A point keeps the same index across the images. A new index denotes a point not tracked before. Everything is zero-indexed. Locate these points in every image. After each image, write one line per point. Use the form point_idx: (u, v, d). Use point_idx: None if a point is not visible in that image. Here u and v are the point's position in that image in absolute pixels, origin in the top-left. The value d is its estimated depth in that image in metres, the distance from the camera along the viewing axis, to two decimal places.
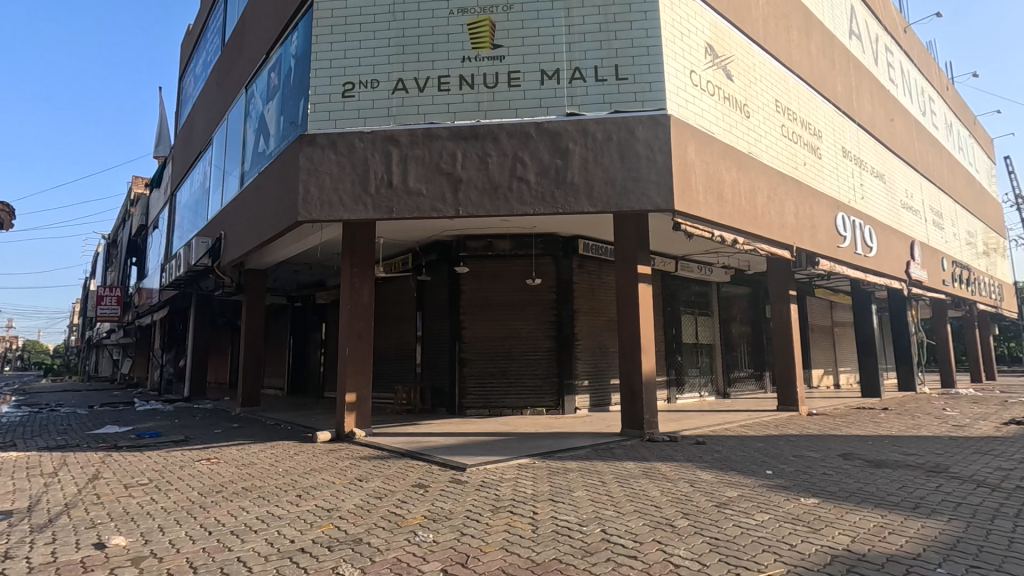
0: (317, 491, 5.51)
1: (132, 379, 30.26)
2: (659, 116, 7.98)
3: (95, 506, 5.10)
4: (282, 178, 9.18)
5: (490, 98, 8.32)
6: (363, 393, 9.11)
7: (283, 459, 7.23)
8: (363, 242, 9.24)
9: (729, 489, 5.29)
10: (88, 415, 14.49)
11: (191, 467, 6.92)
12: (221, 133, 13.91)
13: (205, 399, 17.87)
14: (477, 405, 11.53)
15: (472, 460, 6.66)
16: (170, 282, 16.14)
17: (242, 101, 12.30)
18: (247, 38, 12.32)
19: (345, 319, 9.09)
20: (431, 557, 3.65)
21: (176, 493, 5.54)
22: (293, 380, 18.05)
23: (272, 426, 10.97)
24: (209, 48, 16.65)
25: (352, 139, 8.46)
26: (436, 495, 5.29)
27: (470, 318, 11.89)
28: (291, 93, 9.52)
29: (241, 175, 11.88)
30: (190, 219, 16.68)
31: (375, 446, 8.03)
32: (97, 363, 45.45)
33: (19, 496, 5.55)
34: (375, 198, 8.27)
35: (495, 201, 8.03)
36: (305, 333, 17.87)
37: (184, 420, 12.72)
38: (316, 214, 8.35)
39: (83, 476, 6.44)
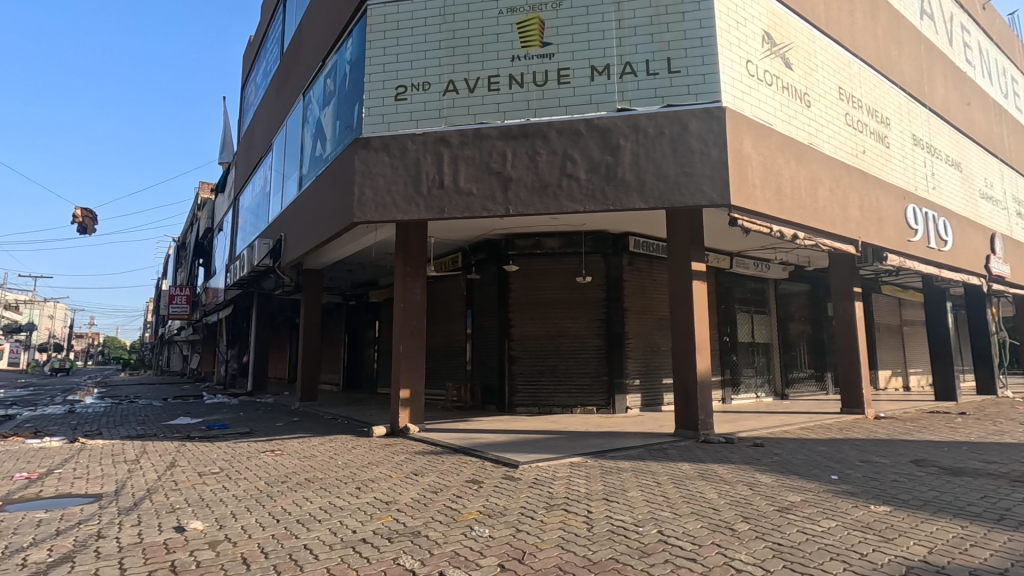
0: (375, 483, 5.70)
1: (200, 374, 32.07)
2: (713, 109, 7.76)
3: (173, 492, 5.47)
4: (338, 181, 9.49)
5: (539, 97, 8.32)
6: (416, 390, 9.30)
7: (342, 452, 7.50)
8: (416, 243, 9.43)
9: (792, 493, 5.10)
10: (162, 407, 15.44)
11: (257, 458, 7.29)
12: (280, 139, 14.50)
13: (267, 394, 18.73)
14: (527, 402, 11.60)
15: (525, 457, 6.69)
16: (235, 282, 16.94)
17: (300, 107, 12.77)
18: (304, 47, 12.78)
19: (398, 318, 9.31)
20: (488, 551, 3.71)
21: (245, 483, 5.85)
22: (348, 376, 18.64)
23: (330, 421, 11.36)
24: (269, 57, 17.40)
25: (404, 141, 8.66)
26: (490, 490, 5.37)
27: (520, 316, 11.95)
28: (346, 98, 9.82)
29: (299, 179, 12.36)
30: (252, 222, 17.49)
31: (428, 441, 8.20)
32: (168, 358, 48.49)
33: (107, 480, 6.01)
34: (427, 199, 8.44)
35: (544, 199, 8.03)
36: (359, 330, 18.44)
37: (249, 413, 13.37)
38: (371, 215, 8.60)
39: (162, 464, 6.90)
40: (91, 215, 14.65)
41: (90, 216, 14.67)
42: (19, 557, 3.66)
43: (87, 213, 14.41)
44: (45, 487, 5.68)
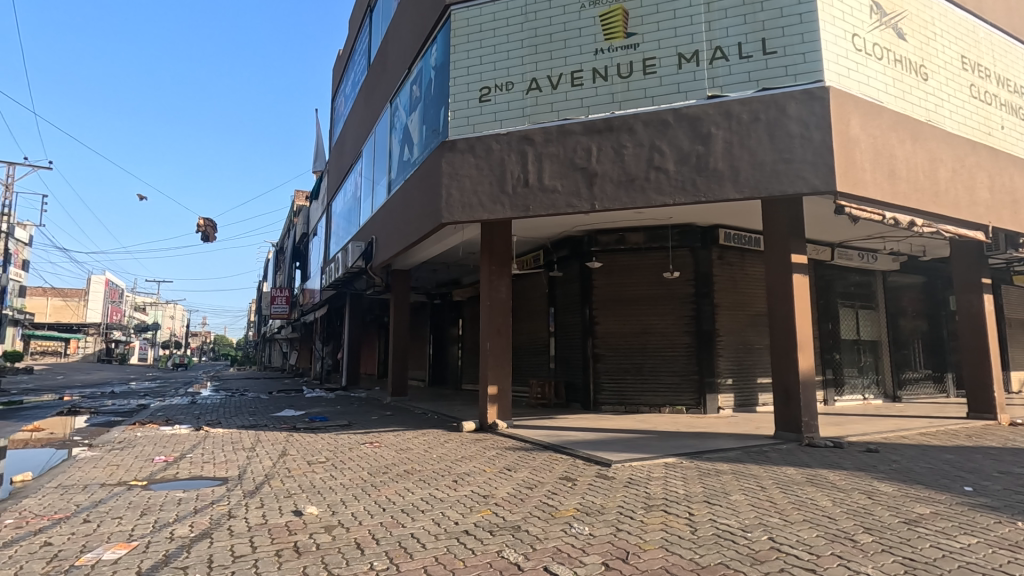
0: (471, 477, 5.84)
1: (299, 369, 34.42)
2: (814, 89, 7.22)
3: (289, 478, 5.91)
4: (425, 183, 9.82)
5: (624, 89, 8.15)
6: (504, 386, 9.42)
7: (435, 445, 7.76)
8: (500, 241, 9.56)
9: (919, 505, 4.65)
10: (269, 399, 16.73)
11: (358, 449, 7.73)
12: (369, 146, 15.22)
13: (359, 389, 19.76)
14: (612, 401, 11.44)
15: (617, 456, 6.60)
16: (330, 284, 18.00)
17: (388, 115, 13.34)
18: (390, 57, 13.33)
19: (485, 315, 9.48)
20: (591, 549, 3.69)
21: (350, 472, 6.21)
22: (434, 372, 19.27)
23: (420, 415, 11.80)
24: (357, 68, 18.29)
25: (488, 141, 8.79)
26: (584, 488, 5.33)
27: (604, 313, 11.79)
28: (432, 103, 10.13)
29: (389, 183, 12.91)
30: (344, 227, 18.50)
31: (517, 437, 8.30)
32: (270, 354, 52.44)
33: (231, 465, 6.62)
34: (512, 197, 8.52)
35: (631, 193, 7.87)
36: (444, 328, 19.00)
37: (345, 407, 14.20)
38: (458, 215, 8.82)
39: (275, 452, 7.49)
40: (210, 224, 16.18)
41: (209, 225, 16.23)
42: (168, 531, 4.10)
43: (207, 223, 15.89)
44: (181, 469, 6.35)
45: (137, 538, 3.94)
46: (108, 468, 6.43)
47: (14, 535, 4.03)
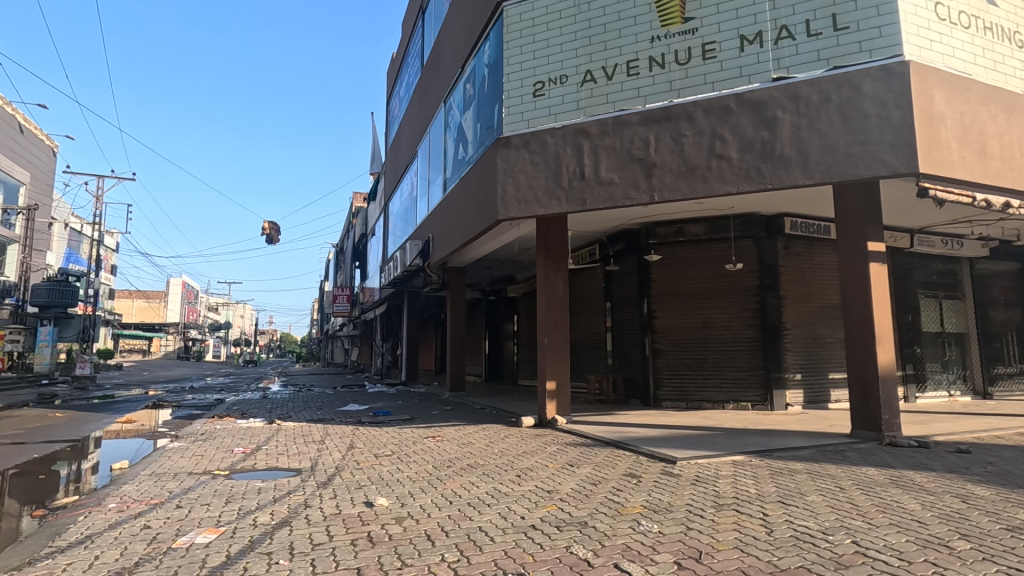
0: (534, 472, 5.85)
1: (360, 365, 35.62)
2: (892, 65, 6.74)
3: (358, 470, 6.13)
4: (481, 180, 9.90)
5: (682, 76, 7.92)
6: (563, 382, 9.37)
7: (496, 440, 7.84)
8: (557, 236, 9.51)
9: (1022, 510, 4.28)
10: (334, 394, 17.39)
11: (421, 442, 7.92)
12: (424, 146, 15.54)
13: (418, 384, 20.24)
14: (673, 397, 11.19)
15: (682, 453, 6.44)
16: (388, 282, 18.50)
17: (442, 114, 13.55)
18: (443, 57, 13.52)
19: (542, 311, 9.47)
20: (662, 548, 3.61)
21: (416, 465, 6.37)
22: (490, 368, 19.46)
23: (479, 410, 11.95)
24: (411, 70, 18.66)
25: (543, 136, 8.76)
26: (650, 486, 5.23)
27: (662, 307, 11.53)
28: (485, 101, 10.19)
29: (444, 182, 13.12)
30: (401, 226, 18.97)
31: (577, 432, 8.26)
32: (332, 351, 54.60)
33: (304, 457, 6.94)
34: (568, 191, 8.46)
35: (692, 183, 7.64)
36: (499, 324, 19.16)
37: (406, 401, 14.58)
38: (514, 211, 8.84)
39: (344, 445, 7.80)
40: (275, 227, 17.01)
41: (275, 228, 17.06)
42: (251, 518, 4.34)
43: (272, 226, 16.69)
44: (259, 460, 6.71)
45: (225, 524, 4.19)
46: (194, 458, 6.88)
47: (117, 518, 4.38)
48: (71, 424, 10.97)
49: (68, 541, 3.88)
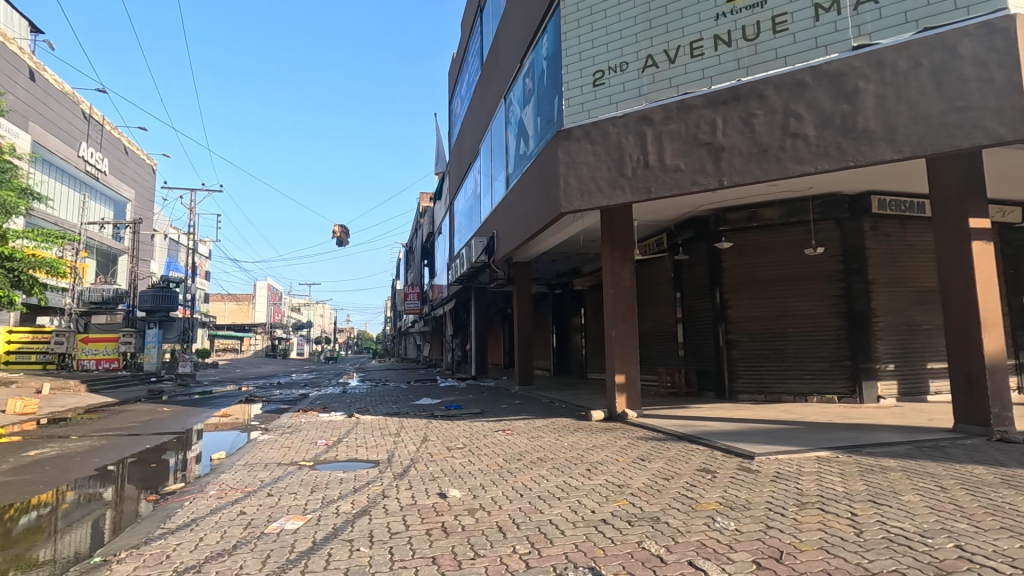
0: (604, 466, 5.80)
1: (432, 360, 36.64)
2: (993, 20, 6.07)
3: (432, 462, 6.34)
4: (542, 174, 9.88)
5: (751, 52, 7.55)
6: (632, 375, 9.19)
7: (566, 434, 7.83)
8: (622, 226, 9.34)
9: None
10: (407, 389, 18.00)
11: (492, 436, 8.06)
12: (486, 144, 15.68)
13: (488, 378, 20.57)
14: (750, 390, 10.74)
15: (761, 448, 6.16)
16: (456, 279, 18.88)
17: (502, 111, 13.62)
18: (502, 53, 13.57)
19: (609, 303, 9.35)
20: (739, 546, 3.49)
21: (487, 458, 6.50)
22: (558, 362, 19.45)
23: (548, 404, 11.97)
24: (471, 68, 18.88)
25: (604, 126, 8.61)
26: (726, 481, 5.05)
27: (736, 296, 11.05)
28: (545, 94, 10.14)
29: (507, 177, 13.20)
30: (466, 223, 19.27)
31: (648, 426, 8.10)
32: (405, 347, 56.49)
33: (381, 449, 7.26)
34: (632, 180, 8.29)
35: (764, 165, 7.27)
36: (566, 318, 19.07)
37: (476, 395, 14.88)
38: (577, 204, 8.77)
39: (418, 438, 8.07)
40: (345, 229, 17.83)
41: (345, 230, 17.89)
42: (334, 506, 4.60)
43: (343, 228, 17.48)
44: (340, 452, 7.08)
45: (311, 511, 4.47)
46: (282, 450, 7.36)
47: (218, 504, 4.78)
48: (176, 417, 12.08)
49: (176, 524, 4.28)
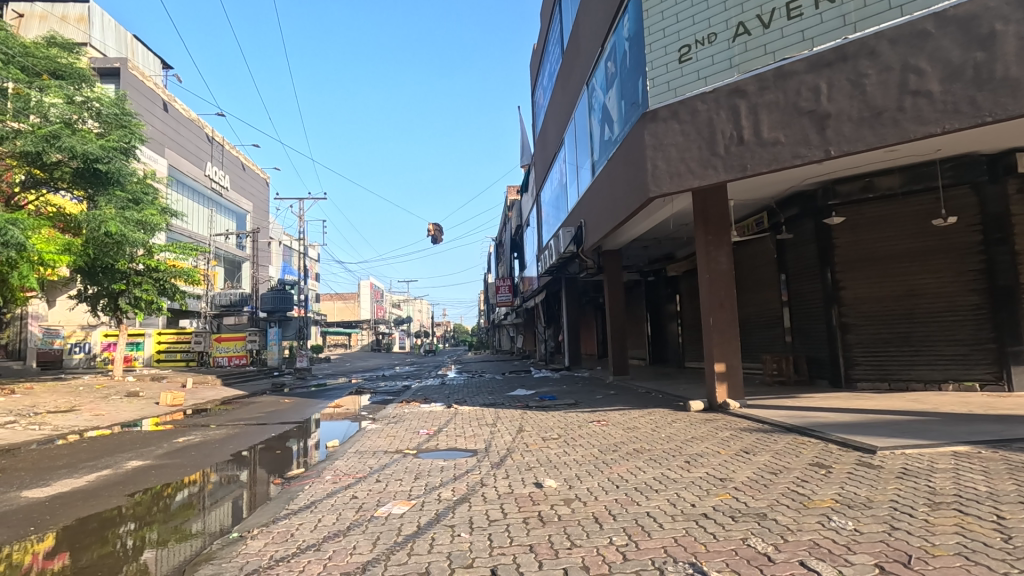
0: (704, 458, 5.58)
1: (526, 351, 37.09)
2: None
3: (527, 452, 6.44)
4: (629, 159, 9.60)
5: (859, 6, 6.83)
6: (733, 364, 8.74)
7: (663, 425, 7.61)
8: (716, 207, 8.87)
9: None
10: (502, 380, 18.37)
11: (586, 427, 8.02)
12: (570, 133, 15.51)
13: (582, 369, 20.47)
14: (871, 377, 9.82)
15: (885, 441, 5.61)
16: (545, 270, 18.93)
17: (585, 98, 13.38)
18: (583, 39, 13.33)
19: (705, 289, 8.93)
20: (858, 548, 3.21)
21: (582, 449, 6.48)
22: (654, 351, 18.92)
23: (644, 394, 11.72)
24: (552, 58, 18.72)
25: (693, 103, 8.20)
26: (842, 477, 4.67)
27: (851, 276, 10.11)
28: (629, 76, 9.83)
29: (592, 165, 12.99)
30: (554, 214, 19.23)
31: (753, 417, 7.66)
32: (500, 339, 57.69)
33: (479, 439, 7.49)
34: (726, 158, 7.84)
35: (879, 129, 6.57)
36: (661, 305, 18.47)
37: (571, 386, 14.88)
38: (666, 187, 8.42)
39: (513, 428, 8.22)
40: (438, 227, 18.54)
41: (438, 227, 18.58)
42: (436, 493, 4.83)
43: (435, 226, 18.13)
44: (440, 441, 7.40)
45: (415, 497, 4.72)
46: (387, 439, 7.83)
47: (333, 488, 5.19)
48: (297, 408, 13.25)
49: (299, 505, 4.71)
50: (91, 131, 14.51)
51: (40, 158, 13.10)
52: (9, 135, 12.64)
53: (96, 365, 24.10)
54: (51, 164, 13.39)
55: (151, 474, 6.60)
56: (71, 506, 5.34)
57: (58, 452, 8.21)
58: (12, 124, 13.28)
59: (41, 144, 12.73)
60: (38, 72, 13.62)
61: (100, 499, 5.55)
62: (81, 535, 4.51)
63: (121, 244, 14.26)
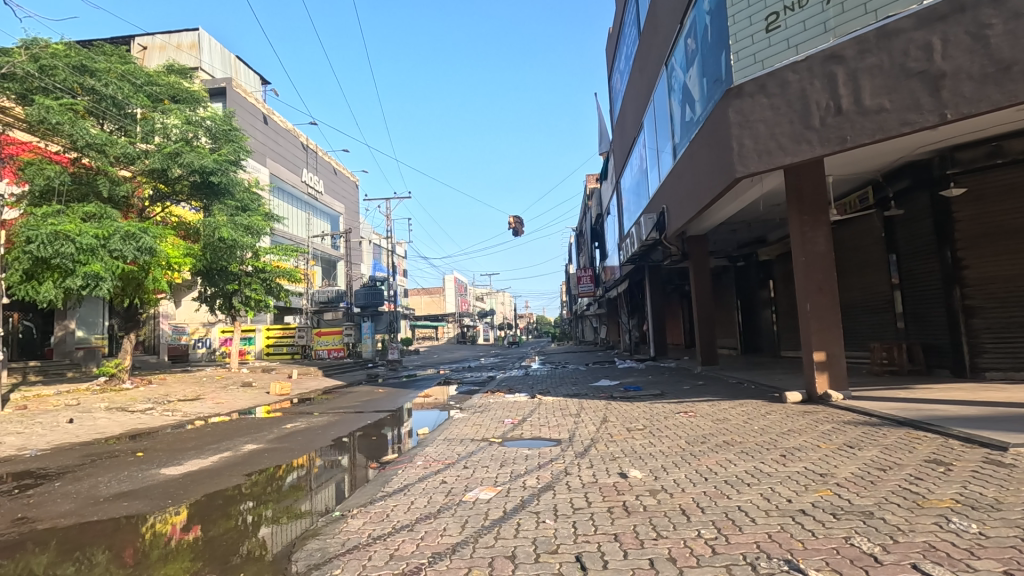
0: (802, 453, 5.25)
1: (610, 341, 36.54)
2: None
3: (612, 443, 6.38)
4: (712, 139, 9.16)
5: None
6: (835, 352, 8.12)
7: (756, 417, 7.24)
8: (811, 185, 8.27)
9: None
10: (586, 371, 18.26)
11: (673, 418, 7.81)
12: (649, 116, 15.04)
13: (668, 359, 19.88)
14: (1003, 366, 8.74)
15: (1018, 437, 5.00)
16: (627, 259, 18.54)
17: (664, 78, 12.91)
18: (660, 17, 12.85)
19: (800, 272, 8.37)
20: (982, 553, 2.91)
21: (669, 440, 6.32)
22: (746, 340, 17.98)
23: (736, 385, 11.19)
24: (629, 40, 18.20)
25: (783, 74, 7.67)
26: (964, 476, 4.22)
27: (976, 254, 9.04)
28: (710, 51, 9.36)
29: (674, 148, 12.52)
30: (635, 201, 18.76)
31: (858, 409, 7.09)
32: (583, 330, 57.20)
33: (563, 429, 7.52)
34: (822, 131, 7.28)
35: (1006, 86, 5.82)
36: (753, 291, 17.50)
37: (657, 376, 14.52)
38: (754, 166, 7.96)
39: (597, 419, 8.17)
40: (518, 219, 18.72)
41: (518, 220, 18.76)
42: (522, 481, 4.92)
43: (515, 219, 18.32)
44: (524, 430, 7.52)
45: (501, 484, 4.86)
46: (474, 427, 8.07)
47: (424, 473, 5.45)
48: (390, 397, 13.97)
49: (393, 488, 5.00)
50: (206, 146, 16.03)
51: (165, 174, 14.72)
52: (140, 156, 14.23)
53: (216, 358, 26.95)
54: (173, 179, 14.98)
55: (265, 456, 7.26)
56: (201, 483, 6.02)
57: (188, 436, 9.24)
58: (141, 146, 15.08)
59: (166, 161, 14.31)
60: (162, 98, 15.33)
61: (224, 478, 6.21)
62: (210, 510, 5.06)
63: (233, 248, 15.65)
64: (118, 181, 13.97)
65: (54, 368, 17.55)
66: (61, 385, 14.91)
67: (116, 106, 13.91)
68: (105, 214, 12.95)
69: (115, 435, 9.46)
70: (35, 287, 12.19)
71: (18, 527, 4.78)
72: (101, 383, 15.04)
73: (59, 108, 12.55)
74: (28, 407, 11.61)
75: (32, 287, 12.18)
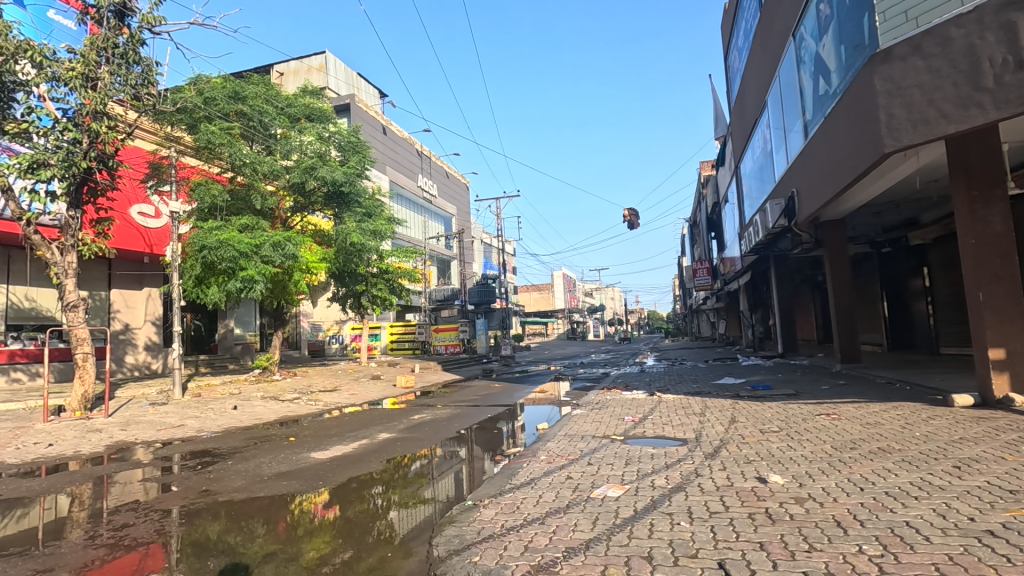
0: (982, 465, 4.55)
1: (730, 337, 34.31)
2: None
3: (744, 445, 5.98)
4: (854, 111, 8.22)
5: None
6: (1018, 349, 6.95)
7: (917, 422, 6.40)
8: (981, 156, 7.15)
9: None
10: (706, 368, 17.35)
11: (813, 420, 7.14)
12: (774, 93, 13.91)
13: (800, 356, 18.29)
14: None
15: None
16: (750, 249, 17.32)
17: (792, 50, 11.85)
18: None
19: (969, 257, 7.24)
20: None
21: (811, 444, 5.80)
22: (896, 335, 16.01)
23: (886, 386, 9.98)
24: (748, 13, 16.98)
25: (944, 30, 6.72)
26: None
27: None
28: (849, 15, 8.41)
29: (805, 126, 11.46)
30: (758, 187, 17.48)
31: None
32: (699, 326, 54.34)
33: (688, 428, 7.19)
34: (997, 91, 6.31)
35: None
36: (903, 280, 15.53)
37: (788, 375, 13.42)
38: (907, 138, 7.00)
39: (725, 419, 7.70)
40: (632, 211, 18.20)
41: (632, 212, 18.24)
42: (650, 480, 4.77)
43: (628, 211, 17.85)
44: (647, 429, 7.29)
45: (629, 482, 4.75)
46: (594, 424, 7.98)
47: (548, 468, 5.49)
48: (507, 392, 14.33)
49: (520, 481, 5.08)
50: (336, 159, 17.47)
51: (303, 187, 16.29)
52: (283, 172, 15.88)
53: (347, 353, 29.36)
54: (310, 191, 16.51)
55: (397, 445, 7.75)
56: (344, 467, 6.55)
57: (329, 424, 10.17)
58: (283, 162, 16.77)
59: (304, 175, 15.86)
60: (299, 117, 16.95)
61: (362, 463, 6.74)
62: (347, 492, 5.51)
63: (361, 251, 16.92)
64: (265, 195, 15.69)
65: (219, 360, 20.20)
66: (225, 376, 17.16)
67: (262, 128, 15.63)
68: (256, 224, 14.60)
69: (270, 421, 10.65)
70: (204, 291, 14.09)
71: (202, 498, 5.54)
72: (255, 375, 17.05)
73: (220, 133, 14.39)
74: (202, 395, 13.48)
75: (202, 290, 14.09)
